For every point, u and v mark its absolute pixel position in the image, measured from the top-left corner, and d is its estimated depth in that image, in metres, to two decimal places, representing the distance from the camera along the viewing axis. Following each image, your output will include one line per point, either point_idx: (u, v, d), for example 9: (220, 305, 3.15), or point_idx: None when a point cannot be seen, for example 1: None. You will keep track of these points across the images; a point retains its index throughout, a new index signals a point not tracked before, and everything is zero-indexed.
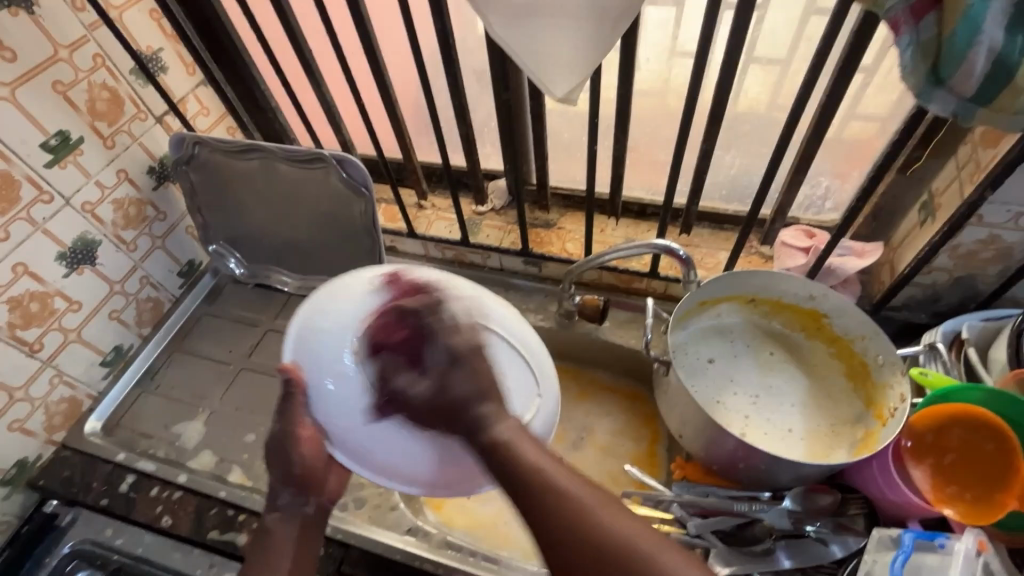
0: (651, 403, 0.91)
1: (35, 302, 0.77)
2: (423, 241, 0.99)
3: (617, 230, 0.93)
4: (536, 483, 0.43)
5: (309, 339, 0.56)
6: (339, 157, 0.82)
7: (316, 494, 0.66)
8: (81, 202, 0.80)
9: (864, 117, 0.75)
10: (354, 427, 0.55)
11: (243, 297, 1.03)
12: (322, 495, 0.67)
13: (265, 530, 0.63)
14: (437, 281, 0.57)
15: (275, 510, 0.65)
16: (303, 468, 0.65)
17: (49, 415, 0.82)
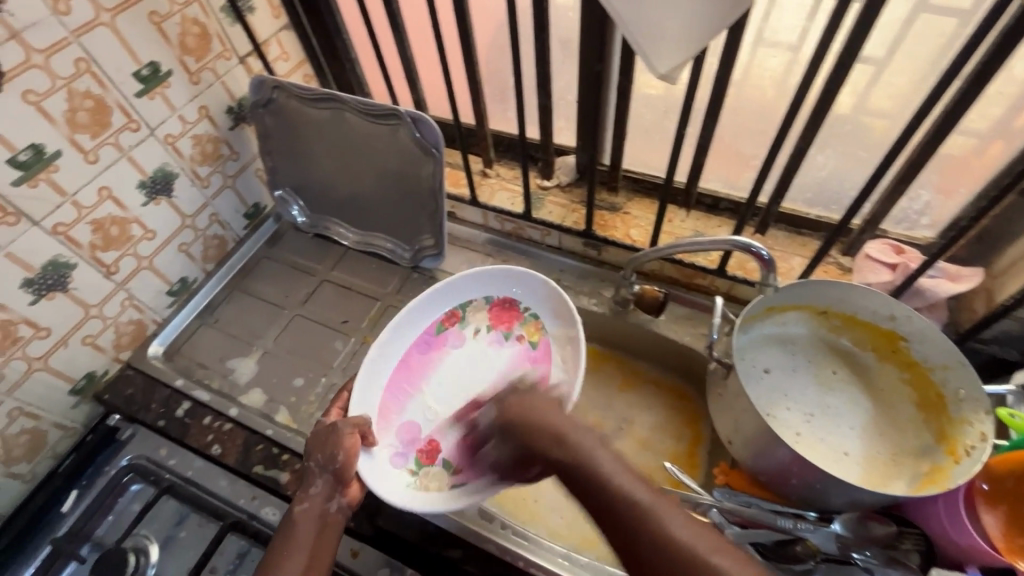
0: (697, 403, 0.88)
1: (116, 226, 0.80)
2: (484, 210, 0.98)
3: (687, 221, 0.90)
4: (593, 493, 0.50)
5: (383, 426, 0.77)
6: (414, 115, 0.81)
7: (341, 495, 0.66)
8: (164, 134, 0.82)
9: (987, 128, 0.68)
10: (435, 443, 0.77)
11: (302, 245, 1.05)
12: (345, 497, 0.66)
13: (290, 522, 0.64)
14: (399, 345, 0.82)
15: (303, 501, 0.65)
16: (343, 463, 0.66)
17: (119, 334, 0.87)
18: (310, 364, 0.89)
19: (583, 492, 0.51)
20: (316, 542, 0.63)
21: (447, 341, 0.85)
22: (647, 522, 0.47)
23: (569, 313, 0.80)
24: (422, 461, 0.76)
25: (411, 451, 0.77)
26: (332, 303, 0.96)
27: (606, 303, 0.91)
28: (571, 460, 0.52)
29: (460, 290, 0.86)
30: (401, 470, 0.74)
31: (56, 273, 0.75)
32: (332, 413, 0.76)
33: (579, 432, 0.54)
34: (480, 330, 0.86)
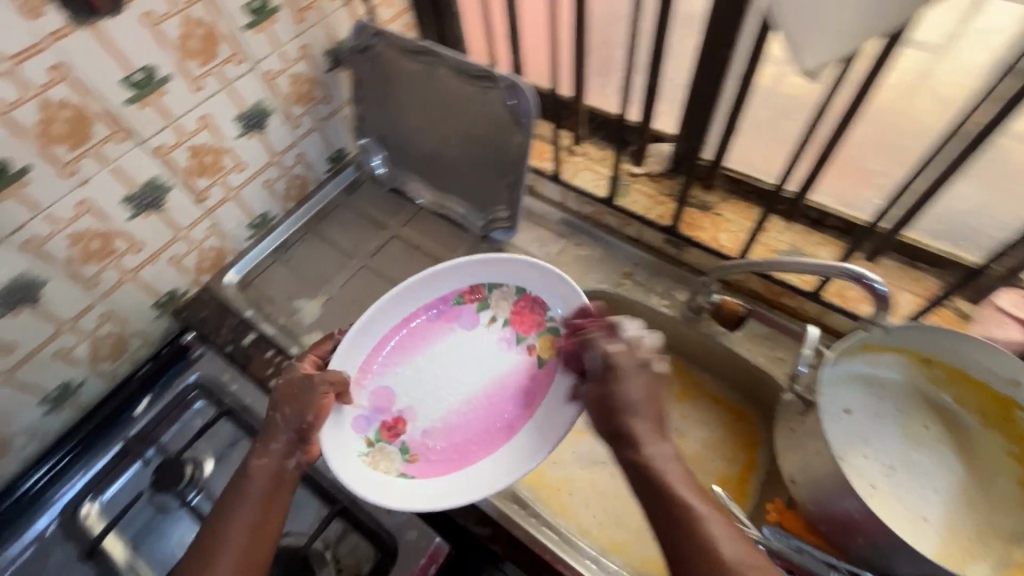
0: (756, 429, 0.83)
1: (210, 155, 0.83)
2: (564, 188, 0.94)
3: (784, 233, 0.82)
4: (653, 485, 0.50)
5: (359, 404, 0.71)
6: (511, 81, 0.79)
7: (304, 453, 0.62)
8: (264, 69, 0.83)
9: None
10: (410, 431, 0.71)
11: (378, 197, 1.05)
12: (306, 455, 0.62)
13: (244, 474, 0.59)
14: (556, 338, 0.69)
15: (263, 455, 0.60)
16: (314, 417, 0.62)
17: (201, 258, 0.91)
18: None
19: (634, 478, 0.52)
20: (270, 495, 0.58)
21: (455, 319, 0.78)
22: (694, 527, 0.47)
23: (579, 307, 0.71)
24: (383, 434, 0.71)
25: (378, 421, 0.71)
26: (399, 260, 0.96)
27: (677, 306, 0.85)
28: (652, 462, 0.51)
29: (442, 278, 0.77)
30: (355, 437, 0.69)
31: (153, 193, 0.78)
32: (308, 363, 0.70)
33: (655, 445, 0.53)
34: (495, 321, 0.77)
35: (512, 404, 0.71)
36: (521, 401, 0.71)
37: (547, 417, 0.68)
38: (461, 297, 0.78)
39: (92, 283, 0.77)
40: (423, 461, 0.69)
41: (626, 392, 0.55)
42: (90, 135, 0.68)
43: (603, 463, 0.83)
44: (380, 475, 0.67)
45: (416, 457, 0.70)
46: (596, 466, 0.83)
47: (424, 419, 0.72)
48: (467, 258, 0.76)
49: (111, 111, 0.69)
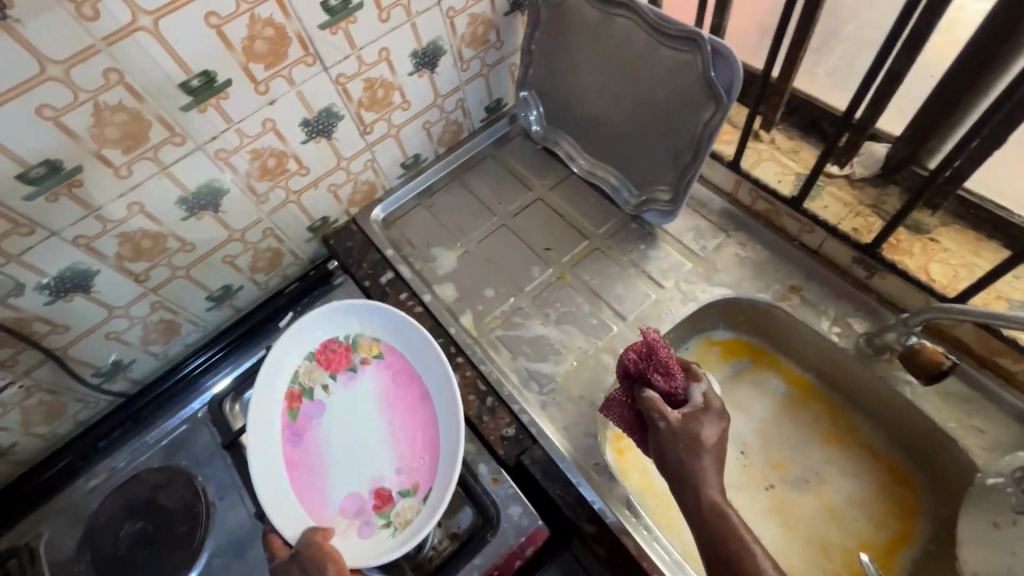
0: (919, 499, 0.71)
1: (382, 90, 0.82)
2: (739, 176, 0.83)
3: (1022, 284, 0.67)
4: (708, 521, 0.56)
5: (338, 516, 0.73)
6: (719, 47, 0.68)
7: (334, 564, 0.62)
8: (448, 6, 0.80)
9: None
10: (383, 474, 0.75)
11: (527, 155, 1.01)
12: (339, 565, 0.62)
13: None
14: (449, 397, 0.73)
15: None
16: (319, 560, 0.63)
17: (354, 190, 0.93)
18: (504, 279, 0.88)
19: (696, 517, 0.57)
20: None
21: (311, 420, 0.79)
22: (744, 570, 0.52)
23: (396, 320, 0.80)
24: (381, 509, 0.73)
25: (370, 512, 0.73)
26: (541, 225, 0.92)
27: (852, 337, 0.73)
28: (715, 507, 0.56)
29: (282, 357, 0.79)
30: (377, 537, 0.71)
31: (326, 120, 0.79)
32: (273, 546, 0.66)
33: (693, 476, 0.58)
34: (327, 385, 0.81)
35: (422, 397, 0.78)
36: (404, 395, 0.79)
37: (438, 385, 0.77)
38: (292, 409, 0.79)
39: (263, 198, 0.81)
40: (418, 480, 0.74)
41: (692, 436, 0.60)
42: (284, 55, 0.69)
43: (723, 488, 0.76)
44: (413, 526, 0.71)
45: (414, 484, 0.74)
46: None
47: (384, 470, 0.76)
48: (313, 318, 0.80)
49: (306, 34, 0.69)
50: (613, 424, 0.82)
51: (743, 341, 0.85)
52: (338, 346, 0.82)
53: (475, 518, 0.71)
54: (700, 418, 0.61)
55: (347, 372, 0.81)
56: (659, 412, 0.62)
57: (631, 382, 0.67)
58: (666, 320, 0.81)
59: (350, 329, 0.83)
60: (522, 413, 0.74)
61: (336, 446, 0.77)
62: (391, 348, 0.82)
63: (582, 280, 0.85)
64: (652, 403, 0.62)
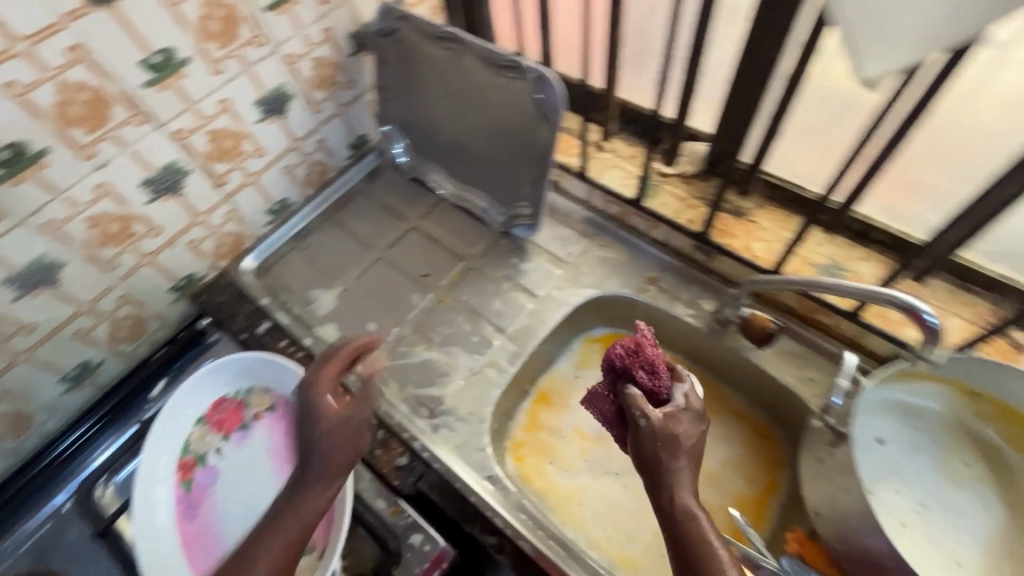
0: (780, 450, 0.79)
1: (230, 140, 0.81)
2: (592, 186, 0.91)
3: (825, 246, 0.77)
4: (680, 523, 0.55)
5: None
6: (540, 74, 0.75)
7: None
8: (286, 53, 0.81)
9: None
10: None
11: (398, 186, 1.03)
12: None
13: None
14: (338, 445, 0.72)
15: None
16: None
17: (219, 243, 0.90)
18: (386, 311, 0.88)
19: (667, 518, 0.56)
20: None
21: (206, 489, 0.76)
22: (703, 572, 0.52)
23: (284, 372, 0.78)
24: None
25: None
26: (417, 253, 0.94)
27: (703, 316, 0.81)
28: (682, 508, 0.56)
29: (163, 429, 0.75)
30: None
31: (170, 178, 0.77)
32: None
33: (670, 477, 0.57)
34: (220, 448, 0.78)
35: None
36: None
37: None
38: (187, 479, 0.75)
39: (110, 266, 0.77)
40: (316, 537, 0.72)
41: (667, 436, 0.58)
42: (107, 117, 0.67)
43: (616, 475, 0.81)
44: None
45: (313, 539, 0.72)
46: (608, 476, 0.81)
47: None
48: (201, 380, 0.77)
49: (130, 94, 0.67)
50: (510, 434, 0.85)
51: (620, 334, 0.91)
52: (228, 406, 0.79)
53: (378, 555, 0.70)
54: (680, 418, 0.59)
55: (241, 431, 0.79)
56: (640, 410, 0.59)
57: (612, 380, 0.64)
58: (543, 327, 0.85)
59: (239, 386, 0.80)
60: (412, 440, 0.75)
61: (232, 512, 0.75)
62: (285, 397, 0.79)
63: (461, 301, 0.88)
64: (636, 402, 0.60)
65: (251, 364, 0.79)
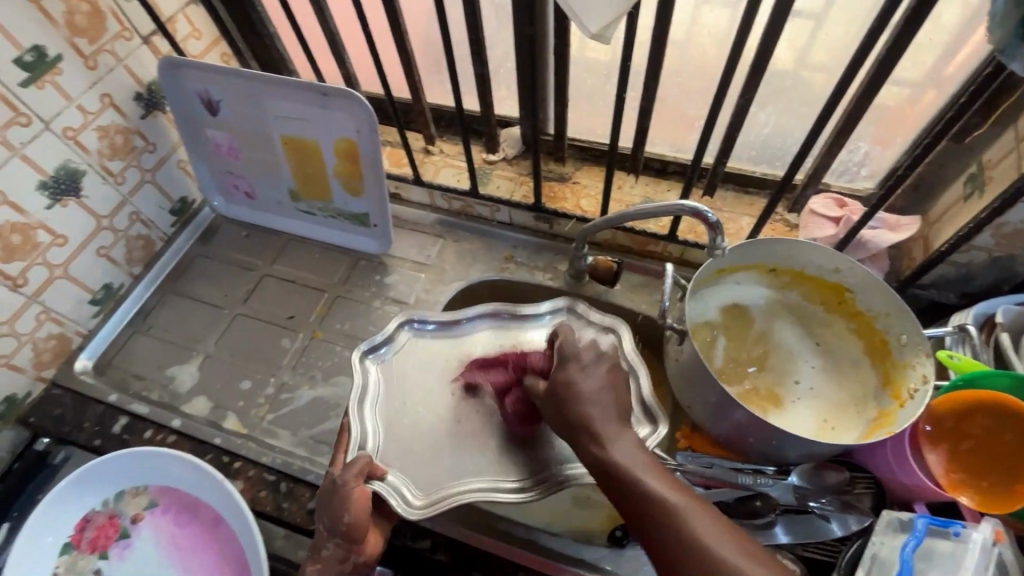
0: (660, 367, 0.86)
1: (17, 234, 0.73)
2: (429, 189, 0.94)
3: (636, 188, 0.89)
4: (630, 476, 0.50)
5: None
6: (330, 88, 0.77)
7: None
8: (62, 127, 0.74)
9: (898, 79, 0.69)
10: None
11: (239, 241, 0.97)
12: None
13: None
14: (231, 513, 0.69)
15: None
16: None
17: (38, 351, 0.80)
18: (257, 365, 0.84)
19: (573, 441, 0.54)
20: None
21: None
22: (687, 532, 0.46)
23: (139, 458, 0.72)
24: None
25: None
26: (277, 299, 0.91)
27: (560, 277, 0.89)
28: (622, 463, 0.49)
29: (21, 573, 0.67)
30: None
31: None
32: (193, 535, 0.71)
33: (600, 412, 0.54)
34: (101, 567, 0.71)
35: (206, 512, 0.72)
36: (186, 521, 0.72)
37: (213, 494, 0.71)
38: None
39: None
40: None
41: (591, 386, 0.54)
42: None
43: None
44: None
45: None
46: None
47: None
48: (44, 507, 0.69)
49: None
50: None
51: None
52: (99, 519, 0.72)
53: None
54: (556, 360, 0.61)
55: (120, 542, 0.72)
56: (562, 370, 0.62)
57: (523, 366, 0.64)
58: None
59: (97, 498, 0.72)
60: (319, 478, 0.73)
61: None
62: (155, 485, 0.73)
63: (334, 329, 0.87)
64: (570, 376, 0.54)
65: (116, 467, 0.72)
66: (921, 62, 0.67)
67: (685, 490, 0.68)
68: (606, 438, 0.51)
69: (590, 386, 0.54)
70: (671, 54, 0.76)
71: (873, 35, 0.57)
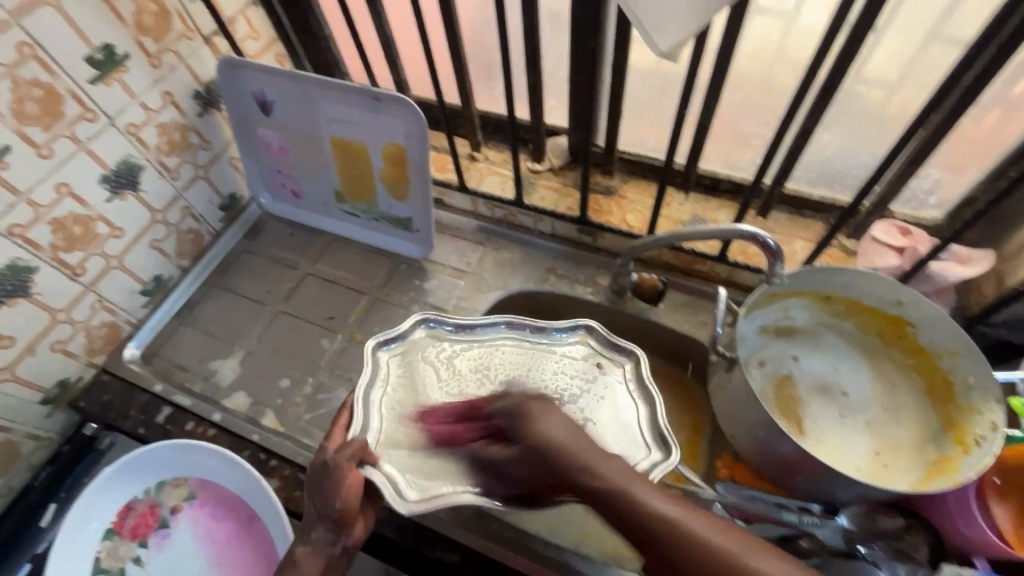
0: (699, 393, 0.84)
1: (78, 225, 0.75)
2: (472, 196, 0.94)
3: (685, 205, 0.86)
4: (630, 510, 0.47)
5: None
6: (383, 94, 0.77)
7: None
8: (126, 123, 0.76)
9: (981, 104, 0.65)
10: None
11: (283, 239, 0.99)
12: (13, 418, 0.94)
13: None
14: (266, 510, 0.71)
15: None
16: None
17: (90, 338, 0.82)
18: (296, 363, 0.85)
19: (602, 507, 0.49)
20: None
21: None
22: (728, 563, 0.44)
23: (180, 451, 0.74)
24: None
25: None
26: (318, 299, 0.92)
27: (602, 291, 0.87)
28: (604, 478, 0.49)
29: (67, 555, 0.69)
30: None
31: (15, 278, 0.70)
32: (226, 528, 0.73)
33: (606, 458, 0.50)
34: (140, 556, 0.73)
35: (242, 508, 0.74)
36: (222, 515, 0.74)
37: (249, 491, 0.73)
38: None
39: None
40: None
41: (561, 425, 0.52)
42: None
43: None
44: None
45: None
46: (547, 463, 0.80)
47: None
48: (91, 492, 0.71)
49: None
50: None
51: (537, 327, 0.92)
52: (140, 507, 0.74)
53: None
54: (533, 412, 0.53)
55: (158, 531, 0.74)
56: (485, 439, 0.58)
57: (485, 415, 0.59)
58: None
59: (140, 487, 0.74)
60: None
61: None
62: (194, 478, 0.75)
63: (373, 333, 0.88)
64: (534, 421, 0.53)
65: (159, 457, 0.73)
66: (1009, 86, 0.63)
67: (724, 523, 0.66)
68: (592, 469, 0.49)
69: (552, 429, 0.51)
70: (733, 69, 0.74)
71: None
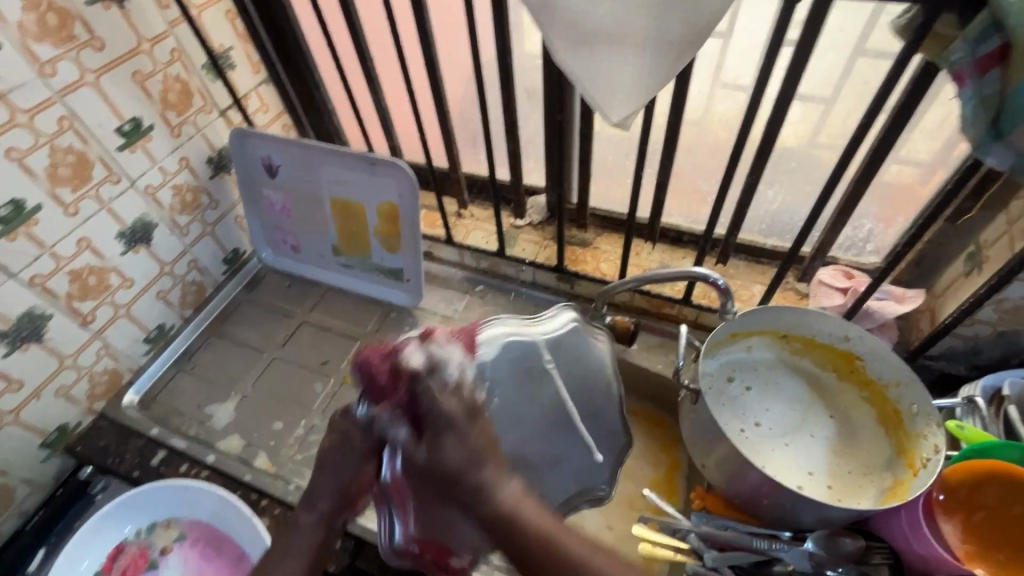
0: (673, 429, 0.88)
1: (93, 276, 0.81)
2: (460, 249, 1.02)
3: (653, 254, 0.95)
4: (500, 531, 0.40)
5: None
6: (378, 158, 0.86)
7: None
8: (144, 185, 0.84)
9: (903, 162, 0.74)
10: None
11: (281, 290, 1.05)
12: None
13: None
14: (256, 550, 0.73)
15: None
16: None
17: (93, 384, 0.86)
18: (291, 407, 0.89)
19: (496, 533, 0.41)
20: None
21: None
22: (552, 554, 0.40)
23: (176, 490, 0.76)
24: None
25: None
26: (314, 347, 0.97)
27: None
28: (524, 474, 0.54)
29: None
30: None
31: (31, 324, 0.75)
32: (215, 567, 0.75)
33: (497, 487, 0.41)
34: None
35: (234, 549, 0.75)
36: (212, 556, 0.75)
37: (241, 530, 0.74)
38: None
39: None
40: None
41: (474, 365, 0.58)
42: None
43: None
44: None
45: None
46: None
47: None
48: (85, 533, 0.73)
49: None
50: None
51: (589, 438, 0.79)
52: (132, 549, 0.76)
53: None
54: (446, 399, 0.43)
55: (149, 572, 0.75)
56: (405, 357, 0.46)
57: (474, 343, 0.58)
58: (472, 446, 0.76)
59: (132, 529, 0.76)
60: None
61: None
62: (185, 519, 0.77)
63: None
64: (417, 409, 0.42)
65: (152, 498, 0.75)
66: (925, 147, 0.72)
67: (699, 552, 0.69)
68: (508, 487, 0.42)
69: (447, 391, 0.43)
70: (685, 137, 0.84)
71: (868, 127, 0.63)
